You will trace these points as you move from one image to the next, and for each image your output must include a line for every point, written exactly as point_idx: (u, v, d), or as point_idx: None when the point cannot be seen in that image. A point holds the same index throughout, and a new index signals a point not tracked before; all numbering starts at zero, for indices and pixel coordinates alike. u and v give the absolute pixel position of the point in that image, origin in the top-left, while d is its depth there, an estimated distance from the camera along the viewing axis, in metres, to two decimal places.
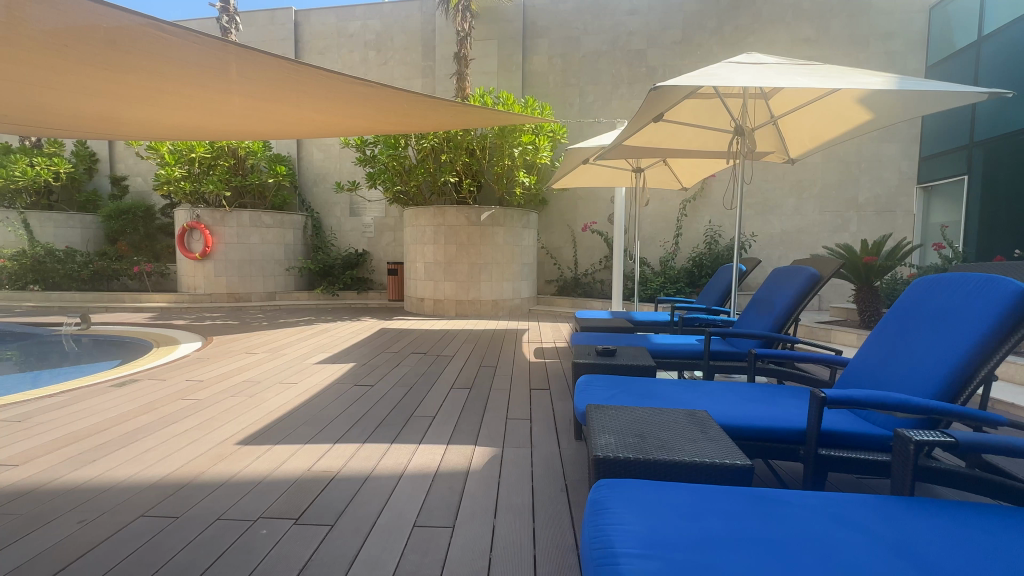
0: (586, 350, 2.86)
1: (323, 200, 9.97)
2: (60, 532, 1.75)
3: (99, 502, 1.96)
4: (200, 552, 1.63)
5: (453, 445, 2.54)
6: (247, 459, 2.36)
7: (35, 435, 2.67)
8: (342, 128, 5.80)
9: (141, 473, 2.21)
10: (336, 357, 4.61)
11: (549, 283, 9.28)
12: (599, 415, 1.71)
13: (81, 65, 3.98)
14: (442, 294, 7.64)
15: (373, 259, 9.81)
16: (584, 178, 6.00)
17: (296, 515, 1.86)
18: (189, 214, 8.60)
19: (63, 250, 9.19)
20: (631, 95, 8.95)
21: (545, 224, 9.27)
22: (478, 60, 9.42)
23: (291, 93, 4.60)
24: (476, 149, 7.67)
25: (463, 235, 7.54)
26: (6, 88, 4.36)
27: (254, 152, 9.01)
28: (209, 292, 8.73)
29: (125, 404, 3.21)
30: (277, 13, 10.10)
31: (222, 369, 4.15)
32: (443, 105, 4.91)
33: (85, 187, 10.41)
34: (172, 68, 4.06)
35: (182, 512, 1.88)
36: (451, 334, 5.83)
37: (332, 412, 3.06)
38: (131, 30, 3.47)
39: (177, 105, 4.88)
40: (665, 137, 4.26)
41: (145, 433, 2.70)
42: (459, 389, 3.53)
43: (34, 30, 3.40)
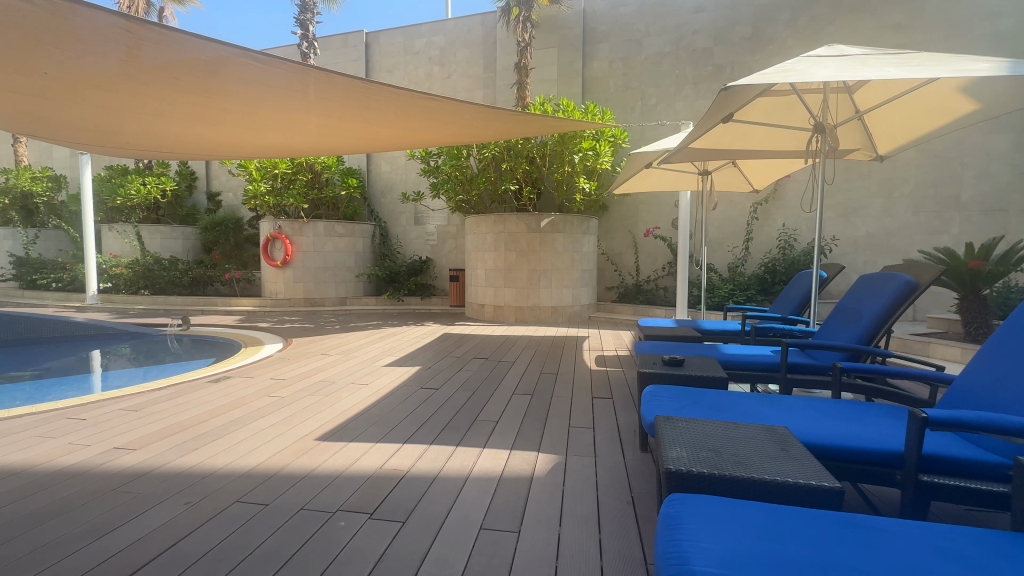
0: (652, 359, 2.78)
1: (390, 210, 10.49)
2: (171, 511, 1.96)
3: (201, 487, 2.17)
4: (287, 539, 1.77)
5: (516, 451, 2.57)
6: (325, 454, 2.53)
7: (146, 424, 3.01)
8: (408, 141, 6.07)
9: (234, 463, 2.42)
10: (403, 360, 4.80)
11: (609, 289, 9.13)
12: (668, 427, 1.66)
13: (186, 94, 4.46)
14: (503, 300, 7.74)
15: (436, 266, 10.17)
16: (647, 183, 5.84)
17: (371, 510, 1.96)
18: (272, 225, 9.30)
19: (168, 259, 10.31)
20: (696, 95, 8.64)
21: (605, 230, 9.16)
22: (538, 69, 9.54)
23: (363, 110, 4.89)
24: (537, 156, 7.73)
25: (523, 242, 7.60)
26: (126, 117, 4.99)
27: (329, 167, 9.65)
28: (288, 297, 9.41)
29: (219, 399, 3.54)
30: (350, 36, 10.79)
31: (301, 369, 4.45)
32: (505, 115, 5.00)
33: (186, 202, 11.64)
34: (260, 92, 4.45)
35: (270, 501, 2.04)
36: (512, 339, 5.89)
37: (400, 413, 3.19)
38: (227, 61, 3.86)
39: (264, 126, 5.33)
40: (736, 138, 4.06)
41: (235, 426, 2.96)
42: (521, 395, 3.56)
43: (148, 64, 3.87)
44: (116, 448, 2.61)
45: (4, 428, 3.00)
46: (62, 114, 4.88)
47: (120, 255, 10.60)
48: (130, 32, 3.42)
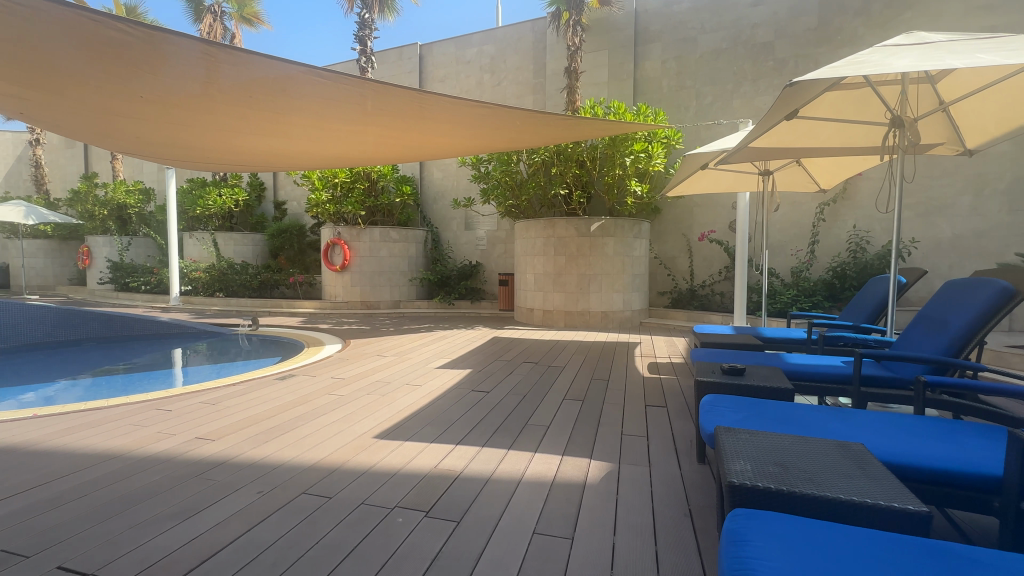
0: (710, 368, 2.68)
1: (442, 216, 10.78)
2: (244, 500, 2.10)
3: (272, 477, 2.32)
4: (350, 531, 1.85)
5: (567, 456, 2.56)
6: (383, 452, 2.62)
7: (222, 417, 3.25)
8: (460, 148, 6.21)
9: (301, 456, 2.57)
10: (454, 363, 4.90)
11: (662, 294, 8.89)
12: (730, 439, 1.60)
13: (258, 111, 4.80)
14: (552, 305, 7.72)
15: (486, 270, 10.33)
16: (703, 185, 5.65)
17: (427, 508, 2.02)
18: (332, 231, 9.79)
19: (240, 264, 11.11)
20: (755, 92, 8.27)
21: (658, 234, 8.93)
22: (588, 72, 9.49)
23: (418, 119, 5.07)
24: (587, 160, 7.67)
25: (572, 246, 7.56)
26: (205, 134, 5.43)
27: (384, 175, 10.06)
28: (346, 300, 9.86)
29: (286, 395, 3.77)
30: (405, 49, 11.21)
31: (359, 369, 4.65)
32: (555, 119, 5.01)
33: (256, 211, 12.50)
34: (323, 107, 4.73)
35: (333, 494, 2.15)
36: (562, 344, 5.86)
37: (452, 414, 3.26)
38: (294, 79, 4.12)
39: (325, 137, 5.63)
40: (802, 135, 3.85)
41: (300, 422, 3.13)
42: (571, 400, 3.54)
43: (226, 84, 4.20)
44: (198, 438, 2.84)
45: (104, 415, 3.34)
46: (151, 133, 5.39)
47: (200, 261, 11.54)
48: (211, 56, 3.73)
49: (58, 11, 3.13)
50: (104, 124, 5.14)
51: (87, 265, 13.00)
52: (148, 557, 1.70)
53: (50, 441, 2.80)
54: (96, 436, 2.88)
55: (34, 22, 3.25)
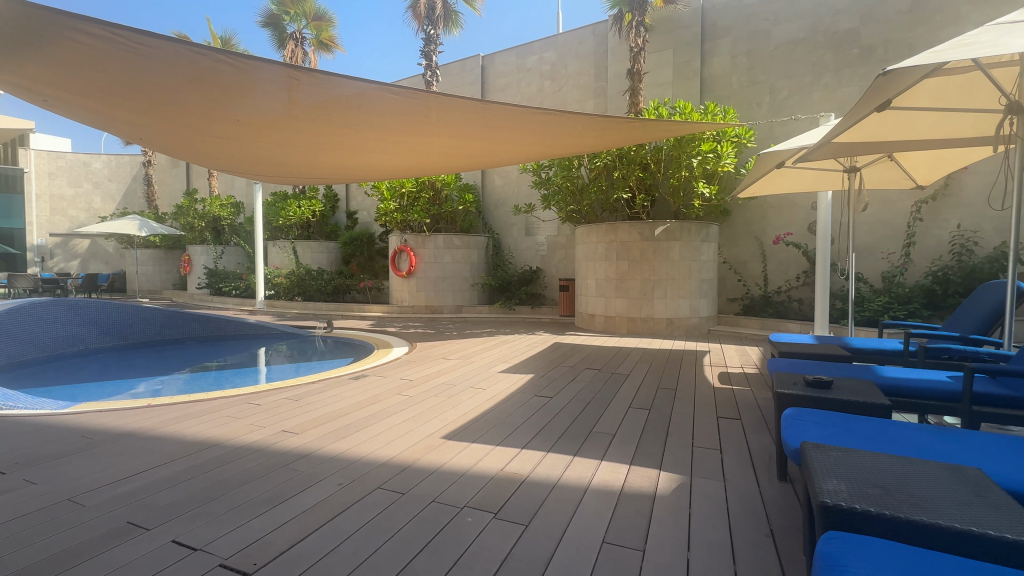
0: (792, 379, 2.50)
1: (504, 223, 10.97)
2: (326, 491, 2.25)
3: (350, 471, 2.47)
4: (423, 527, 1.92)
5: (635, 466, 2.49)
6: (451, 452, 2.70)
7: (304, 412, 3.49)
8: (522, 154, 6.29)
9: (375, 452, 2.71)
10: (517, 368, 4.94)
11: (732, 301, 8.45)
12: (819, 456, 1.49)
13: (336, 127, 5.16)
14: (614, 311, 7.57)
15: (546, 276, 10.38)
16: (779, 184, 5.33)
17: (495, 510, 2.05)
18: (399, 239, 10.22)
19: (316, 270, 11.90)
20: (837, 83, 7.68)
21: (727, 237, 8.51)
22: (651, 73, 9.27)
23: (483, 129, 5.20)
24: (651, 163, 7.48)
25: (636, 251, 7.39)
26: (290, 150, 5.90)
27: (448, 184, 10.33)
28: (412, 304, 10.25)
29: (359, 394, 3.98)
30: (468, 61, 11.54)
31: (425, 372, 4.82)
32: (618, 122, 4.94)
33: (330, 220, 13.34)
34: (393, 121, 4.98)
35: (406, 491, 2.24)
36: (625, 351, 5.74)
37: (517, 419, 3.28)
38: (368, 96, 4.38)
39: (395, 149, 5.92)
40: (896, 127, 3.52)
41: (373, 420, 3.30)
42: (638, 409, 3.44)
43: (307, 104, 4.55)
44: (284, 431, 3.07)
45: (203, 407, 3.70)
46: (245, 151, 5.94)
47: (281, 267, 12.49)
48: (294, 78, 4.06)
49: (170, 46, 3.55)
50: (206, 145, 5.74)
51: (188, 272, 14.49)
52: (245, 538, 1.86)
53: (161, 429, 3.13)
54: (198, 425, 3.20)
55: (151, 58, 3.72)
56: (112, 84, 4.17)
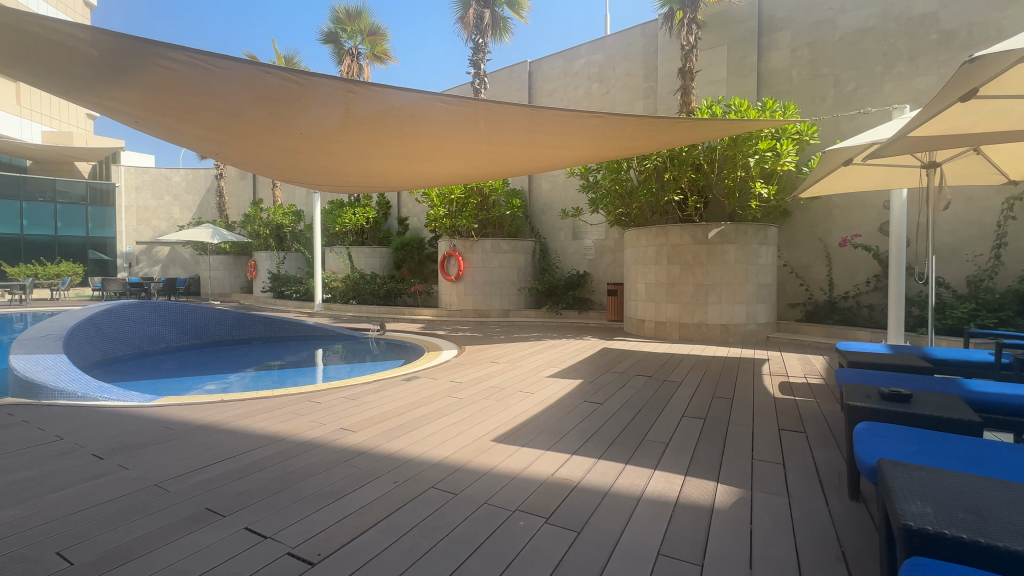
0: (865, 391, 2.33)
1: (551, 227, 10.97)
2: (382, 488, 2.33)
3: (405, 469, 2.54)
4: (476, 529, 1.94)
5: (690, 478, 2.41)
6: (501, 455, 2.72)
7: (360, 411, 3.64)
8: (570, 158, 6.27)
9: (428, 452, 2.78)
10: (565, 372, 4.91)
11: (793, 306, 8.00)
12: (899, 474, 1.38)
13: (388, 137, 5.35)
14: (665, 316, 7.37)
15: (594, 280, 10.28)
16: (847, 182, 5.00)
17: (547, 514, 2.05)
18: (448, 244, 10.47)
19: (369, 274, 12.39)
20: (912, 72, 7.13)
21: (788, 239, 8.07)
22: (704, 71, 8.97)
23: (531, 134, 5.23)
24: (704, 163, 7.24)
25: (688, 254, 7.16)
26: (347, 160, 6.19)
27: (496, 189, 10.41)
28: (460, 308, 10.44)
29: (411, 396, 4.10)
30: (515, 67, 11.67)
31: (474, 375, 4.88)
32: (670, 123, 4.83)
33: (383, 227, 13.85)
34: (443, 129, 5.11)
35: (459, 492, 2.28)
36: (677, 358, 5.57)
37: (567, 424, 3.27)
38: (419, 105, 4.52)
39: (445, 156, 6.07)
40: (984, 118, 3.22)
41: (425, 421, 3.38)
42: (692, 418, 3.32)
43: (363, 115, 4.76)
44: (342, 429, 3.22)
45: (269, 404, 3.94)
46: (306, 162, 6.28)
47: (337, 272, 13.09)
48: (350, 91, 4.25)
49: (240, 66, 3.82)
50: (271, 157, 6.12)
51: (254, 276, 15.46)
52: (310, 529, 1.96)
53: (233, 422, 3.37)
54: (265, 421, 3.41)
55: (224, 79, 4.02)
56: (190, 104, 4.54)
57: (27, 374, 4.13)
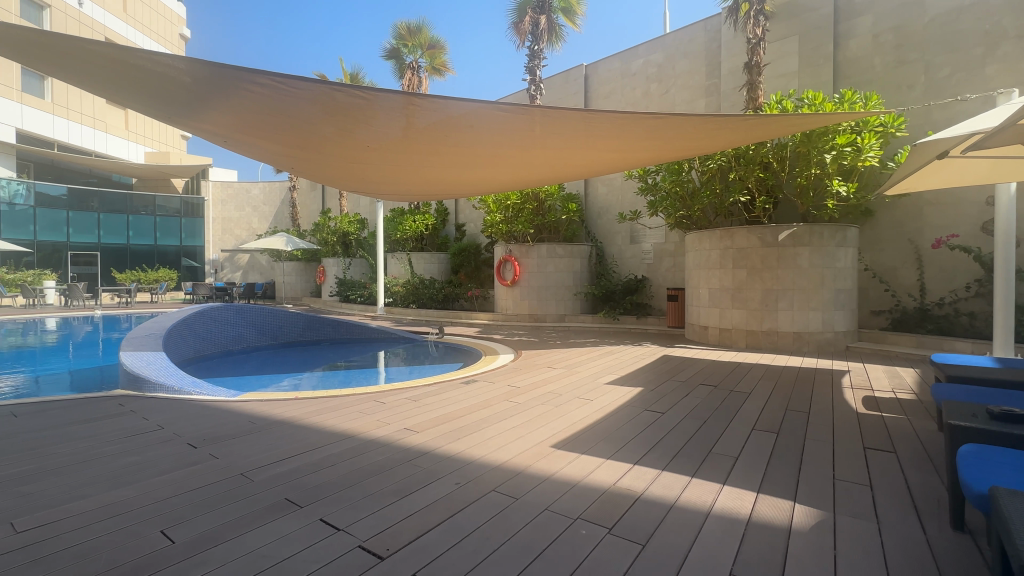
0: (969, 409, 2.09)
1: (607, 231, 10.82)
2: (445, 488, 2.39)
3: (465, 472, 2.59)
4: (537, 535, 1.94)
5: (763, 495, 2.27)
6: (561, 462, 2.71)
7: (423, 413, 3.76)
8: (628, 161, 6.16)
9: (488, 455, 2.82)
10: (624, 379, 4.80)
11: (877, 314, 7.35)
12: (1015, 505, 1.23)
13: (447, 146, 5.50)
14: (730, 323, 7.01)
15: (652, 285, 10.01)
16: (942, 177, 4.54)
17: (610, 525, 2.01)
18: (504, 249, 10.57)
19: (428, 279, 12.79)
20: (1020, 52, 6.39)
21: (870, 241, 7.44)
22: (773, 64, 8.48)
23: (589, 138, 5.19)
24: (773, 161, 6.85)
25: (756, 258, 6.78)
26: (409, 169, 6.43)
27: (551, 194, 10.39)
28: (516, 312, 10.52)
29: (471, 398, 4.17)
30: (571, 72, 11.65)
31: (532, 379, 4.89)
32: (736, 121, 4.61)
33: (441, 233, 14.26)
34: (500, 136, 5.19)
35: (519, 497, 2.29)
36: (745, 367, 5.28)
37: (627, 432, 3.19)
38: (476, 114, 4.62)
39: (503, 163, 6.16)
40: None
41: (484, 424, 3.43)
42: (764, 432, 3.14)
43: (423, 126, 4.93)
44: (406, 429, 3.34)
45: (338, 403, 4.16)
46: (371, 173, 6.61)
47: (398, 277, 13.61)
48: (411, 104, 4.42)
49: (312, 86, 4.08)
50: (340, 169, 6.48)
51: (322, 281, 16.44)
52: (379, 524, 2.05)
53: (307, 419, 3.59)
54: (336, 419, 3.60)
55: (297, 98, 4.31)
56: (270, 122, 4.92)
57: (134, 369, 4.62)
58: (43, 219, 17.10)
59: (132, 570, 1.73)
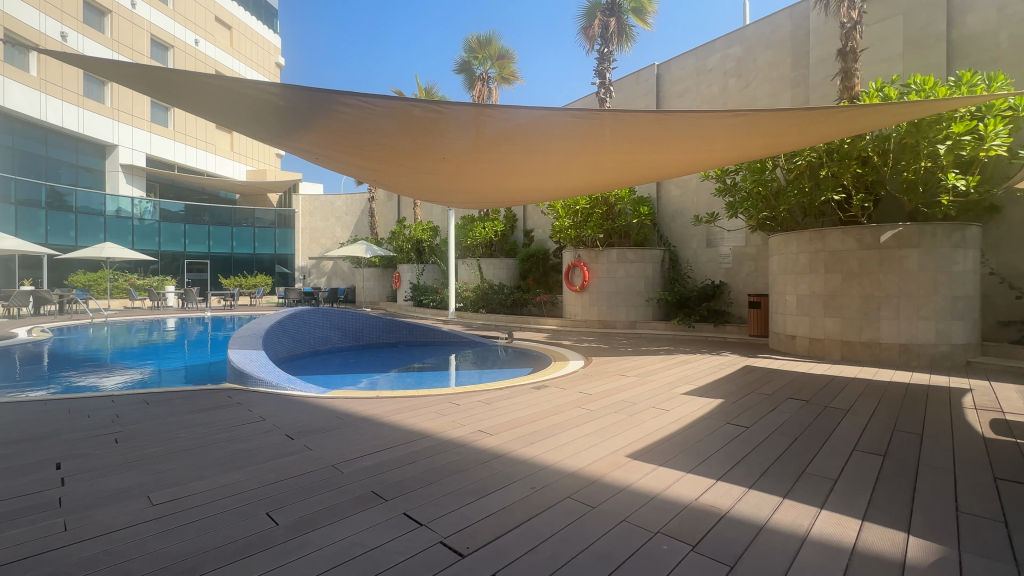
0: None
1: (681, 234, 10.42)
2: (521, 492, 2.41)
3: (540, 477, 2.60)
4: (615, 547, 1.90)
5: (869, 523, 2.06)
6: (638, 472, 2.63)
7: (496, 416, 3.83)
8: (706, 161, 5.90)
9: (562, 461, 2.82)
10: (703, 390, 4.58)
11: (1006, 324, 6.41)
12: None
13: (517, 153, 5.57)
14: (822, 332, 6.45)
15: (731, 291, 9.49)
16: None
17: (693, 542, 1.92)
18: (573, 255, 10.51)
19: (496, 285, 13.04)
20: None
21: (996, 240, 6.51)
22: (871, 48, 7.74)
23: (663, 139, 5.05)
24: (873, 155, 6.23)
25: (852, 261, 6.19)
26: (480, 178, 6.60)
27: (621, 198, 10.19)
28: (585, 318, 10.40)
29: (543, 404, 4.19)
30: (642, 72, 11.37)
31: (604, 387, 4.81)
32: (829, 113, 4.26)
33: (509, 238, 14.46)
34: (569, 142, 5.18)
35: (596, 506, 2.26)
36: (841, 381, 4.82)
37: (708, 446, 3.04)
38: (545, 120, 4.64)
39: (573, 168, 6.13)
40: None
41: (557, 430, 3.42)
42: (868, 454, 2.84)
43: (494, 135, 5.04)
44: (481, 431, 3.42)
45: (417, 403, 4.35)
46: (444, 182, 6.86)
47: (469, 282, 14.00)
48: (482, 114, 4.53)
49: (390, 102, 4.32)
50: (415, 179, 6.79)
51: (398, 286, 17.30)
52: (459, 522, 2.11)
53: (389, 418, 3.79)
54: (415, 418, 3.77)
55: (376, 114, 4.57)
56: (352, 139, 5.26)
57: (240, 365, 5.16)
58: (166, 232, 19.57)
59: (244, 545, 1.93)
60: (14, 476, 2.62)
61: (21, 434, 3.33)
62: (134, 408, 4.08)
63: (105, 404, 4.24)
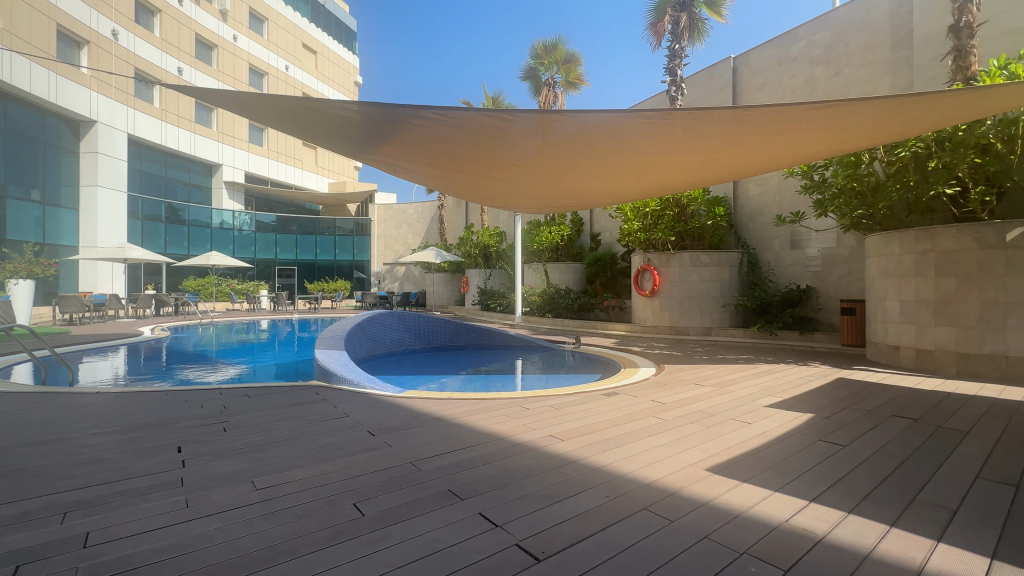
0: None
1: (761, 235, 9.79)
2: (595, 499, 2.38)
3: (613, 485, 2.55)
4: (698, 565, 1.81)
5: (999, 562, 1.81)
6: (719, 487, 2.50)
7: (566, 422, 3.80)
8: (789, 157, 5.52)
9: (636, 471, 2.75)
10: (790, 402, 4.25)
11: None
12: None
13: (585, 156, 5.53)
14: (932, 343, 5.76)
15: (820, 296, 8.75)
16: None
17: (784, 566, 1.79)
18: (643, 258, 10.26)
19: (563, 289, 12.99)
20: None
21: None
22: (991, 21, 6.84)
23: (742, 136, 4.79)
24: (996, 143, 5.49)
25: (970, 264, 5.47)
26: (548, 182, 6.63)
27: (695, 199, 9.73)
28: (655, 324, 10.07)
29: (614, 411, 4.10)
30: (716, 67, 10.83)
31: (680, 396, 4.61)
32: (938, 98, 3.82)
33: (575, 242, 14.35)
34: (640, 143, 5.06)
35: (675, 519, 2.17)
36: (958, 399, 4.26)
37: (799, 463, 2.82)
38: (614, 123, 4.58)
39: (643, 170, 5.98)
40: None
41: (630, 439, 3.33)
42: (995, 483, 2.49)
43: (560, 140, 5.04)
44: (552, 436, 3.41)
45: (488, 405, 4.43)
46: (512, 188, 6.97)
47: (535, 286, 14.09)
48: (549, 120, 4.55)
49: (460, 113, 4.46)
50: (483, 186, 6.96)
51: (466, 291, 17.80)
52: (534, 526, 2.13)
53: (462, 419, 3.89)
54: (487, 421, 3.84)
55: (445, 125, 4.75)
56: (424, 149, 5.50)
57: (325, 364, 5.57)
58: (260, 241, 21.66)
59: (334, 533, 2.07)
60: (145, 456, 3.01)
61: (148, 420, 3.82)
62: (238, 400, 4.55)
63: (215, 395, 4.77)
